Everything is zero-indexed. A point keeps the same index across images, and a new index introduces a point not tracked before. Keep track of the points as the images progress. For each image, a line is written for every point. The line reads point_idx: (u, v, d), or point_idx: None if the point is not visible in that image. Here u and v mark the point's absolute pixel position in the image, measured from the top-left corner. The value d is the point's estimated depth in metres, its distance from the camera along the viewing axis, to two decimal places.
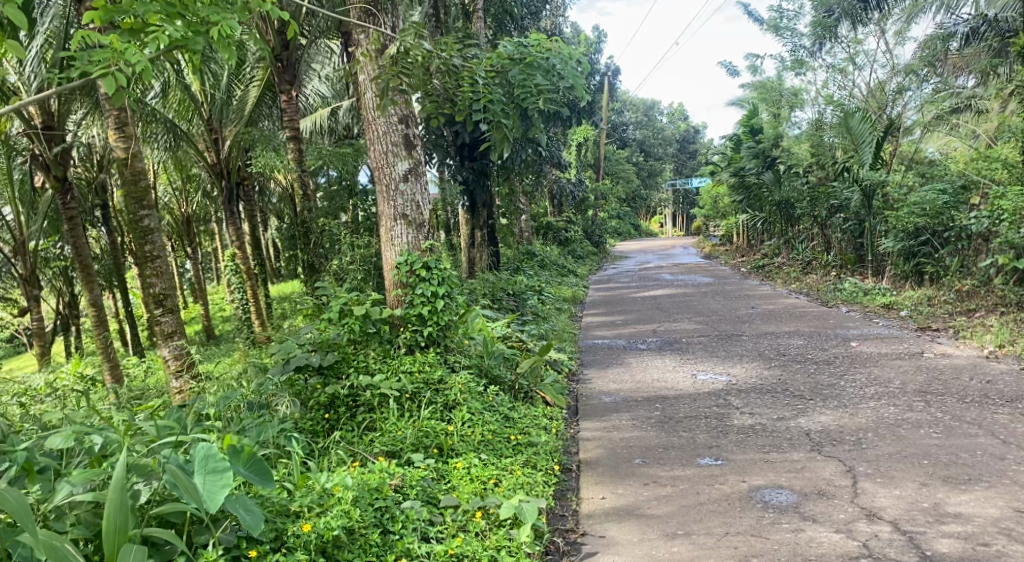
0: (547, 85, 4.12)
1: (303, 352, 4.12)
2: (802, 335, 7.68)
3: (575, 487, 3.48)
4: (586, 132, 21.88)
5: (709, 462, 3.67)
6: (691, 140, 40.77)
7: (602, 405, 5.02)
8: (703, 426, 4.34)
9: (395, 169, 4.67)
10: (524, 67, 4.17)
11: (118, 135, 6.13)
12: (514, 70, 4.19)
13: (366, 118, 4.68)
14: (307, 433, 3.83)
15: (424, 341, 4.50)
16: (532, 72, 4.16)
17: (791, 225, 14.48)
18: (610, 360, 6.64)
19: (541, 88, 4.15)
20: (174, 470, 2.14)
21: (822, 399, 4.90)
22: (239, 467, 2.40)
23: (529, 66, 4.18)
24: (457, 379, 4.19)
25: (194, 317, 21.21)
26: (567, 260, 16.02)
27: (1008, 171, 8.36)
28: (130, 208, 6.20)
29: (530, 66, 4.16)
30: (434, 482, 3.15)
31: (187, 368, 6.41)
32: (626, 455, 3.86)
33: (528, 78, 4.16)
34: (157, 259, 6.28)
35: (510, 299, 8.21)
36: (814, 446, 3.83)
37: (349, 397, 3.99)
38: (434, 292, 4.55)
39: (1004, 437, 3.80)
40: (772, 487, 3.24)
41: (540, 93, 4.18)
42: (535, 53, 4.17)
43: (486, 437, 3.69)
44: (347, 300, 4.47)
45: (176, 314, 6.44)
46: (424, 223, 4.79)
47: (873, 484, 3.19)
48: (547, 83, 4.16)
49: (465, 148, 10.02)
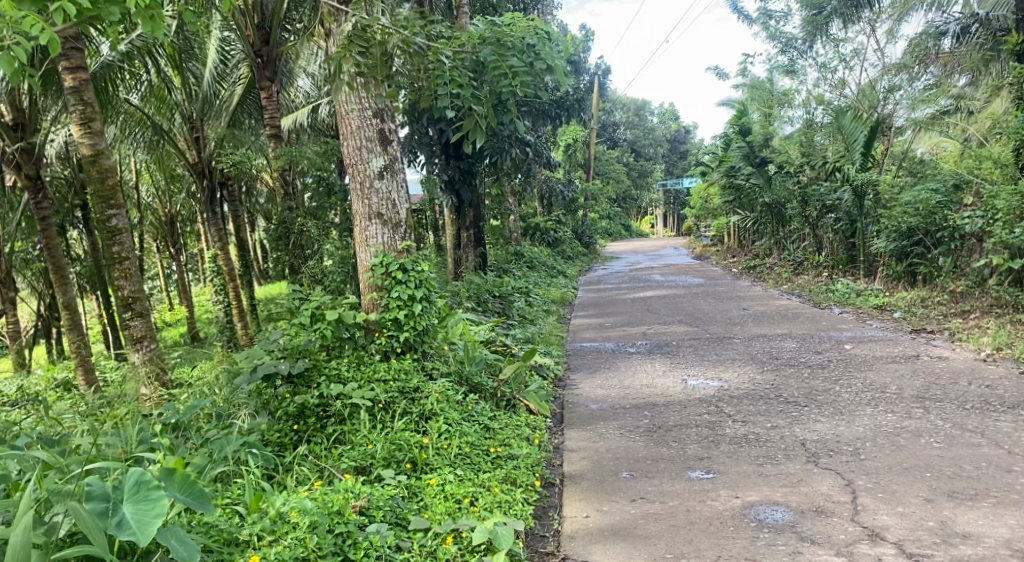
0: (524, 66, 3.63)
1: (270, 360, 3.89)
2: (795, 337, 7.50)
3: (558, 505, 3.27)
4: (575, 133, 21.69)
5: (700, 476, 3.46)
6: (681, 140, 40.72)
7: (589, 412, 4.80)
8: (694, 436, 4.14)
9: (370, 165, 4.45)
10: (497, 46, 3.67)
11: (83, 130, 5.85)
12: (487, 50, 3.66)
13: (338, 111, 4.45)
14: (275, 446, 3.61)
15: (400, 347, 4.27)
16: (506, 52, 3.67)
17: (782, 226, 14.32)
18: (599, 365, 6.44)
19: (517, 69, 3.65)
20: (80, 508, 1.94)
21: (817, 406, 4.71)
22: (176, 492, 2.22)
23: (502, 45, 3.70)
24: (434, 388, 3.97)
25: (178, 320, 20.88)
26: (557, 261, 15.82)
27: (1001, 170, 8.15)
28: (97, 208, 5.94)
29: (503, 45, 3.68)
30: (405, 501, 2.94)
31: (158, 375, 6.15)
32: (612, 468, 3.66)
33: (501, 59, 3.66)
34: (126, 260, 6.02)
35: (496, 301, 7.99)
36: (810, 457, 3.63)
37: (318, 406, 3.77)
38: (411, 295, 4.31)
39: (1009, 447, 3.61)
40: (767, 504, 3.04)
41: (516, 77, 3.68)
42: (509, 31, 3.69)
43: (464, 450, 3.48)
44: (319, 305, 4.24)
45: (147, 317, 6.18)
46: (400, 222, 4.56)
47: (874, 500, 3.00)
48: (523, 64, 3.65)
49: (451, 146, 9.83)
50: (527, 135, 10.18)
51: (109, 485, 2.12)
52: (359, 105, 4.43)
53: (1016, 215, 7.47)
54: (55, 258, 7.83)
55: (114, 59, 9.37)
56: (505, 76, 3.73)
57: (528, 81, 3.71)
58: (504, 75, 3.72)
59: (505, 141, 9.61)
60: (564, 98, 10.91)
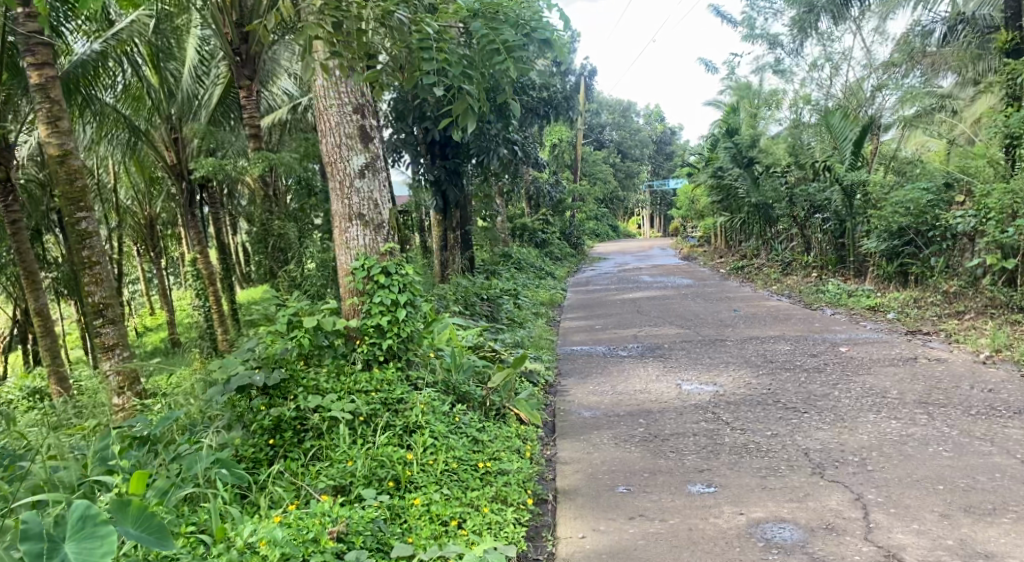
0: (519, 41, 3.29)
1: (245, 371, 3.67)
2: (788, 339, 7.35)
3: (552, 524, 3.08)
4: (562, 133, 21.51)
5: (700, 490, 3.28)
6: (667, 141, 40.70)
7: (581, 421, 4.61)
8: (693, 446, 3.96)
9: (350, 163, 4.22)
10: (487, 19, 3.33)
11: (50, 129, 5.57)
12: (476, 23, 3.32)
13: (317, 108, 4.23)
14: (249, 463, 3.39)
15: (383, 356, 4.05)
16: (498, 25, 3.33)
17: (770, 226, 14.19)
18: (590, 370, 6.24)
19: (511, 45, 3.31)
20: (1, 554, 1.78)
21: (818, 412, 4.54)
22: (130, 528, 2.02)
23: (493, 19, 3.35)
24: (420, 399, 3.76)
25: (159, 325, 20.48)
26: (545, 263, 15.62)
27: (992, 168, 8.02)
28: (65, 210, 5.66)
29: (494, 18, 3.33)
30: (387, 524, 2.75)
31: (131, 385, 5.87)
32: (608, 482, 3.46)
33: (492, 33, 3.32)
34: (97, 265, 5.74)
35: (484, 304, 7.77)
36: (815, 469, 3.46)
37: (296, 419, 3.55)
38: (395, 301, 4.08)
39: (1022, 456, 3.46)
40: (773, 522, 2.87)
41: (509, 52, 3.35)
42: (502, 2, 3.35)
43: (452, 466, 3.27)
44: (296, 311, 4.02)
45: (119, 324, 5.90)
46: (383, 224, 4.33)
47: (887, 516, 2.84)
48: (516, 37, 3.31)
49: (436, 145, 9.64)
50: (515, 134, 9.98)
51: (47, 522, 1.92)
52: (338, 100, 4.20)
53: (1009, 214, 7.34)
54: (26, 263, 7.51)
55: (89, 58, 9.03)
56: (497, 52, 3.38)
57: (522, 56, 3.36)
58: (496, 51, 3.37)
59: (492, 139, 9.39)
60: (552, 95, 10.73)
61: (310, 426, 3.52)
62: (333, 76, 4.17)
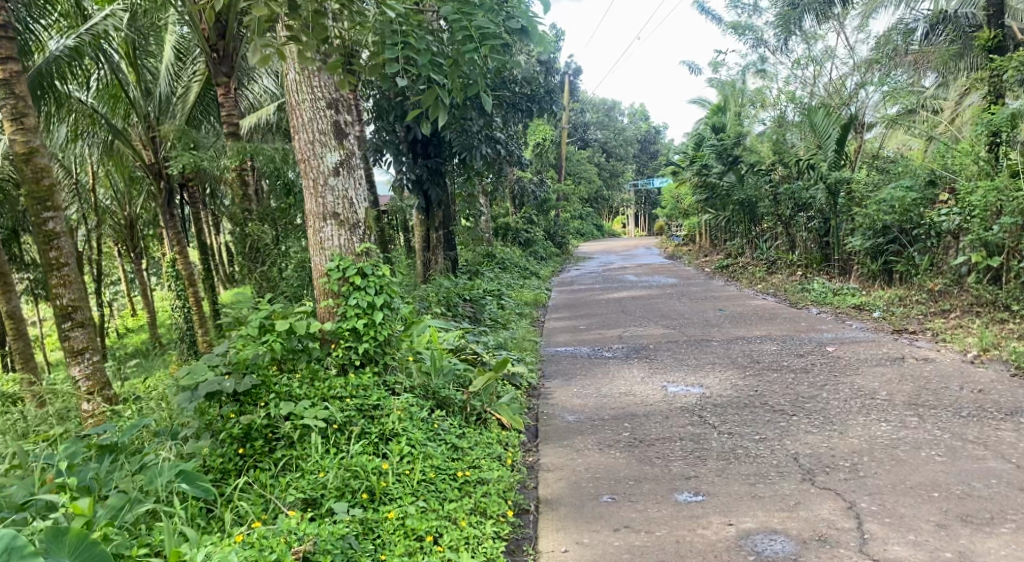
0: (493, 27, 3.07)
1: (214, 377, 3.51)
2: (774, 339, 7.28)
3: (534, 536, 2.95)
4: (546, 131, 21.35)
5: (688, 498, 3.16)
6: (651, 140, 40.73)
7: (565, 425, 4.47)
8: (680, 451, 3.84)
9: (324, 160, 4.06)
10: (460, 4, 3.11)
11: (14, 125, 5.33)
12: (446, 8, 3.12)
13: (289, 103, 4.06)
14: (218, 474, 3.23)
15: (359, 360, 3.90)
16: (471, 11, 3.12)
17: (754, 225, 14.14)
18: (574, 371, 6.11)
19: (486, 32, 3.10)
20: None
21: (807, 415, 4.45)
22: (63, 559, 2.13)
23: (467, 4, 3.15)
24: (396, 405, 3.62)
25: (139, 326, 20.10)
26: (529, 262, 15.48)
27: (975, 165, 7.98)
28: (31, 209, 5.44)
29: (468, 3, 3.12)
30: (358, 540, 2.62)
31: (101, 390, 5.63)
32: (592, 491, 3.33)
33: (465, 19, 3.11)
34: (65, 267, 5.50)
35: (467, 305, 7.64)
36: (805, 475, 3.35)
37: (266, 427, 3.39)
38: (371, 303, 3.93)
39: (1016, 460, 3.38)
40: (764, 533, 2.79)
41: (484, 39, 3.15)
42: None
43: (429, 476, 3.14)
44: (269, 314, 3.87)
45: (88, 327, 5.65)
46: (359, 223, 4.17)
47: (881, 527, 2.77)
48: (491, 25, 3.10)
49: (418, 144, 9.55)
50: (498, 132, 9.89)
51: None
52: (311, 94, 4.04)
53: (993, 212, 7.29)
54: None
55: (61, 53, 8.78)
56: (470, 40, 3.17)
57: (497, 45, 3.16)
58: (470, 39, 3.17)
59: (475, 137, 9.28)
60: (534, 91, 10.61)
61: (281, 434, 3.37)
62: (306, 70, 4.01)
